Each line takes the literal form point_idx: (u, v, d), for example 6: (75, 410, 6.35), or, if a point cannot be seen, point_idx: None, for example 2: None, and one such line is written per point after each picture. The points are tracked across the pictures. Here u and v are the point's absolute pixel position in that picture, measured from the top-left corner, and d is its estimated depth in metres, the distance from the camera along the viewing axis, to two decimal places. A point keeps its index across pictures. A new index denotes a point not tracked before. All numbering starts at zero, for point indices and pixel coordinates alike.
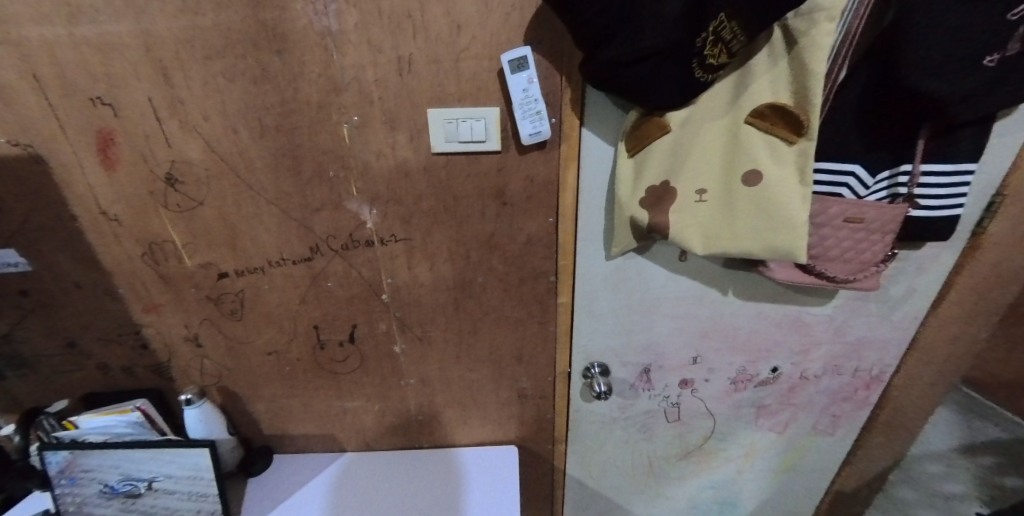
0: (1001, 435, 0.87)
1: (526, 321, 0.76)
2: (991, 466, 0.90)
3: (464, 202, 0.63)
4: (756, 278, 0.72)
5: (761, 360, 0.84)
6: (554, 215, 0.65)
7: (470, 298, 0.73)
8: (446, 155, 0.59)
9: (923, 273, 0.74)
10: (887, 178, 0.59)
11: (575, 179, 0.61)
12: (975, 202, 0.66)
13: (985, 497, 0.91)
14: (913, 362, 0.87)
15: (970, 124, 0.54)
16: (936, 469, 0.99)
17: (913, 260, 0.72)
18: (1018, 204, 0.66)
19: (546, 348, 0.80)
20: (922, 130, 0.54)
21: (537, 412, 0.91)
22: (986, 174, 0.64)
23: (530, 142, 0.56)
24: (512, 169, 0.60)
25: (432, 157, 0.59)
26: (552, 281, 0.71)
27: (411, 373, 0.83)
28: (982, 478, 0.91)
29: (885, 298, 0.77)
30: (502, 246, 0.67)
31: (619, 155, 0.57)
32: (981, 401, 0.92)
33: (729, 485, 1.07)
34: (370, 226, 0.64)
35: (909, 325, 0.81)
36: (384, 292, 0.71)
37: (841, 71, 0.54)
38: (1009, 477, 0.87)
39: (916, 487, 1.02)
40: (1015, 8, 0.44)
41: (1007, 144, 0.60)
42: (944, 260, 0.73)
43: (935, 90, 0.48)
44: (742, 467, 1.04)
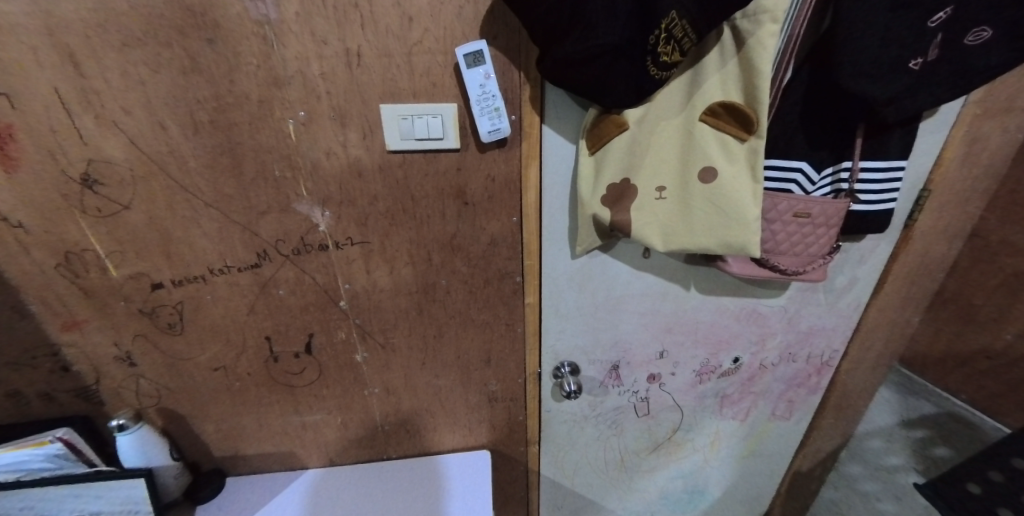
0: (933, 410, 0.93)
1: (493, 323, 0.74)
2: (922, 439, 0.95)
3: (424, 202, 0.60)
4: (715, 272, 0.74)
5: (723, 352, 0.86)
6: (517, 215, 0.63)
7: (434, 302, 0.70)
8: (402, 154, 0.56)
9: (864, 264, 0.79)
10: (830, 174, 0.63)
11: (537, 177, 0.60)
12: (907, 197, 0.71)
13: (921, 467, 0.95)
14: (857, 347, 0.93)
15: (898, 124, 0.58)
16: (879, 444, 1.07)
17: (855, 251, 0.77)
18: (942, 197, 0.71)
19: (514, 350, 0.79)
20: (859, 128, 0.58)
21: (507, 415, 0.90)
22: (914, 170, 0.69)
23: (490, 140, 0.54)
24: (472, 168, 0.58)
25: (387, 156, 0.56)
26: (517, 281, 0.70)
27: (375, 381, 0.79)
28: (917, 450, 0.96)
29: (831, 288, 0.81)
30: (466, 247, 0.65)
31: (580, 152, 0.56)
32: (913, 379, 0.99)
33: (697, 474, 1.10)
34: (323, 228, 0.61)
35: (853, 312, 0.86)
36: (341, 299, 0.67)
37: (787, 71, 0.56)
38: (938, 448, 0.92)
39: (864, 462, 1.11)
40: (934, 15, 0.47)
41: (931, 142, 0.65)
42: (881, 251, 0.78)
43: (870, 91, 0.50)
44: (708, 455, 1.07)
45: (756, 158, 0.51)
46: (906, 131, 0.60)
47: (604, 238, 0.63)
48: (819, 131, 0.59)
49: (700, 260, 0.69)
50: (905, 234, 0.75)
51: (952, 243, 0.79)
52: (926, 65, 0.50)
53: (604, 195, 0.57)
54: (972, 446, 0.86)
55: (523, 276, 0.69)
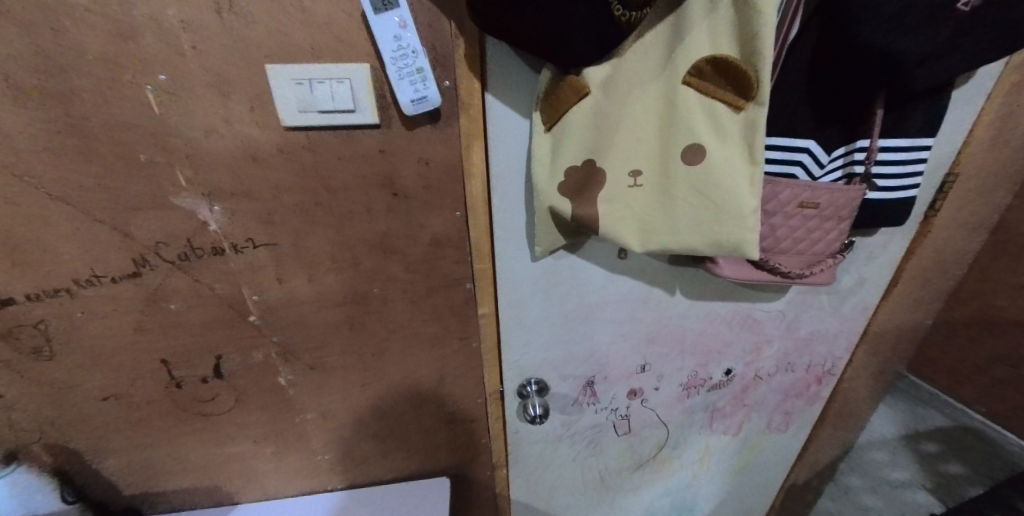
0: (945, 423, 0.85)
1: (443, 338, 0.63)
2: (934, 453, 0.88)
3: (342, 194, 0.48)
4: (703, 274, 0.64)
5: (712, 362, 0.76)
6: (461, 209, 0.52)
7: (369, 315, 0.58)
8: (307, 132, 0.44)
9: (873, 262, 0.68)
10: (842, 155, 0.52)
11: (484, 162, 0.48)
12: (928, 184, 0.61)
13: (931, 484, 0.88)
14: (861, 353, 0.83)
15: (924, 93, 0.47)
16: (881, 456, 0.98)
17: (863, 247, 0.66)
18: (966, 185, 0.61)
19: (472, 367, 0.68)
20: (878, 106, 0.46)
21: (470, 437, 0.78)
22: (937, 151, 0.58)
23: (416, 112, 0.43)
24: (400, 150, 0.46)
25: (287, 135, 0.44)
26: (469, 289, 0.58)
27: (308, 406, 0.67)
28: (927, 464, 0.89)
29: (835, 290, 0.71)
30: (402, 249, 0.53)
31: (535, 129, 0.45)
32: (921, 387, 0.90)
33: (685, 490, 1.00)
34: (215, 229, 0.48)
35: (859, 316, 0.76)
36: (252, 313, 0.56)
37: (793, 28, 0.44)
38: (952, 464, 0.85)
39: (866, 474, 1.02)
40: None
41: (959, 118, 0.55)
42: (894, 247, 0.67)
43: (895, 45, 0.39)
44: (697, 471, 0.97)
45: (755, 134, 0.39)
46: (935, 104, 0.49)
47: (568, 236, 0.52)
48: (829, 110, 0.47)
49: (685, 262, 0.58)
50: (921, 227, 0.65)
51: (973, 238, 0.69)
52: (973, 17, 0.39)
53: (563, 183, 0.45)
54: (994, 467, 0.78)
55: (475, 282, 0.58)
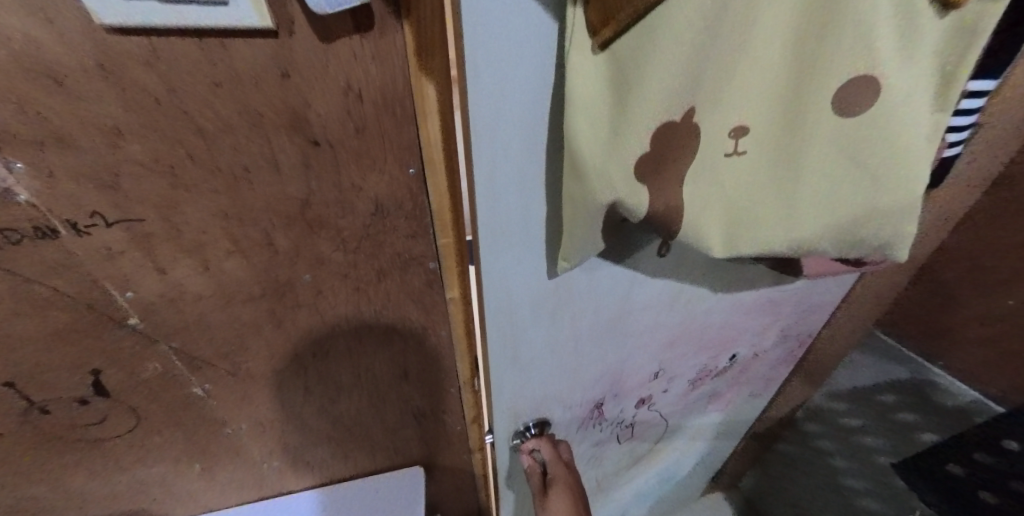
0: (907, 376, 0.74)
1: (404, 330, 0.50)
2: (891, 403, 0.79)
3: (231, 143, 0.32)
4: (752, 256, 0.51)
5: (723, 351, 0.70)
6: (414, 164, 0.37)
7: (300, 308, 0.44)
8: (136, 40, 0.25)
9: None
10: None
11: (444, 96, 0.33)
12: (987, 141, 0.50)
13: (885, 432, 0.83)
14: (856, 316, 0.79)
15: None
16: (840, 406, 0.91)
17: None
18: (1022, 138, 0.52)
19: (441, 358, 0.56)
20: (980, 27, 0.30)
21: (443, 430, 0.69)
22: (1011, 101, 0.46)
23: (337, 11, 0.25)
24: (311, 73, 0.30)
25: (103, 46, 0.25)
26: (432, 270, 0.45)
27: (237, 418, 0.54)
28: (882, 416, 0.82)
29: None
30: (335, 221, 0.39)
31: (573, 41, 0.22)
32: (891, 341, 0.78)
33: (673, 466, 0.98)
34: (27, 198, 0.30)
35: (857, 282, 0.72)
36: (128, 316, 0.40)
37: None
38: (906, 413, 0.77)
39: (820, 420, 0.96)
40: None
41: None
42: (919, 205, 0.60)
43: None
44: (685, 448, 0.95)
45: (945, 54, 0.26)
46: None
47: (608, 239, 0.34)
48: None
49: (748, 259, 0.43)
50: (964, 177, 0.55)
51: None
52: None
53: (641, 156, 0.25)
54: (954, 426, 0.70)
55: (438, 262, 0.45)
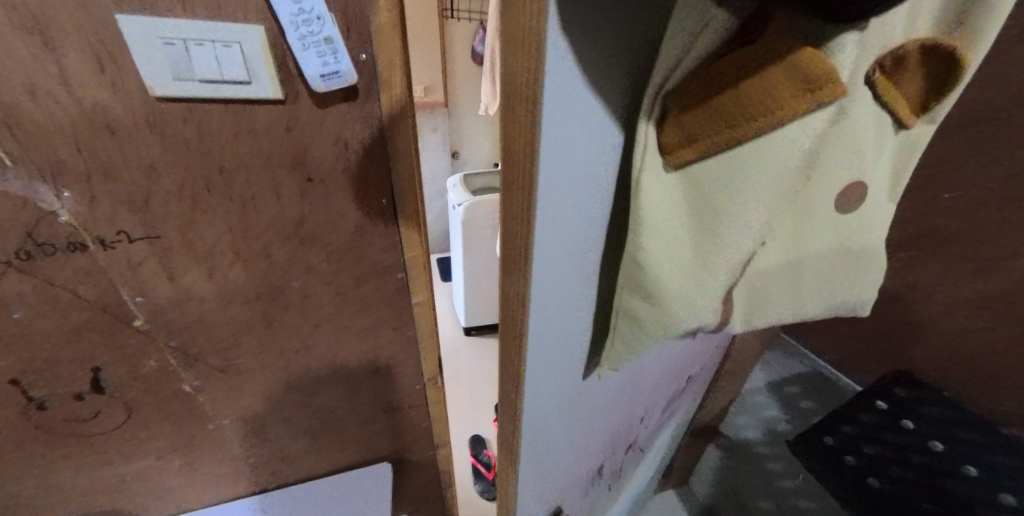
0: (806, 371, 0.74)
1: (377, 330, 0.59)
2: (796, 393, 0.92)
3: (242, 177, 0.41)
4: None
5: (686, 373, 0.81)
6: (388, 195, 0.47)
7: (288, 310, 0.52)
8: (181, 103, 0.35)
9: None
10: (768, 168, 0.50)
11: (412, 145, 0.44)
12: None
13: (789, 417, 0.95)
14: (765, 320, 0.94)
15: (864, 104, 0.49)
16: (760, 399, 1.05)
17: None
18: None
19: (409, 355, 0.65)
20: None
21: (410, 424, 0.76)
22: None
23: (328, 87, 0.37)
24: (311, 127, 0.40)
25: (156, 107, 0.35)
26: (401, 278, 0.55)
27: (222, 411, 0.60)
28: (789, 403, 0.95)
29: None
30: (322, 238, 0.48)
31: (648, 163, 0.24)
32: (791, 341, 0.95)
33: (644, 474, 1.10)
34: (69, 218, 0.38)
35: None
36: (136, 317, 0.47)
37: None
38: (807, 400, 0.89)
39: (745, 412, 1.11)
40: None
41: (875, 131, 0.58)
42: None
43: None
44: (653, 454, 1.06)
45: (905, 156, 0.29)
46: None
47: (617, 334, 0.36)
48: None
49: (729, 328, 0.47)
50: None
51: None
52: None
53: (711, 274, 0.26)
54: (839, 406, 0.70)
55: (406, 272, 0.55)
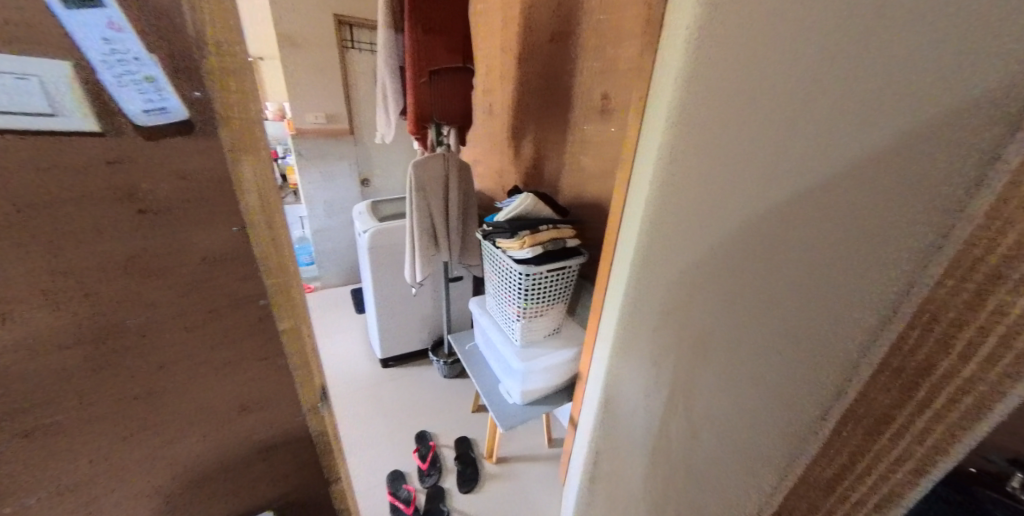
0: None
1: (243, 362, 0.57)
2: None
3: (55, 210, 0.40)
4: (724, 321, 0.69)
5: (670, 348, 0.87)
6: (240, 223, 0.49)
7: (123, 351, 0.49)
8: None
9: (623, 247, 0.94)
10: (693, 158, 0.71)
11: (257, 175, 0.47)
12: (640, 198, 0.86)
13: None
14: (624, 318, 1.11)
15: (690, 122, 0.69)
16: None
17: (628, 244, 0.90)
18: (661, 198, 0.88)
19: (282, 387, 0.63)
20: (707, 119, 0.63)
21: (295, 464, 0.72)
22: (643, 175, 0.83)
23: (152, 122, 0.41)
24: (139, 159, 0.42)
25: None
26: (264, 306, 0.54)
27: (32, 489, 0.51)
28: None
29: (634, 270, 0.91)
30: (162, 271, 0.47)
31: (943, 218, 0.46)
32: None
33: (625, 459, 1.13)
34: None
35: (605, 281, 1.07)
36: None
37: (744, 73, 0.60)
38: None
39: None
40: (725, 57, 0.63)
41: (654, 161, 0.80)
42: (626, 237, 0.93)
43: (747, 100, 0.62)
44: None
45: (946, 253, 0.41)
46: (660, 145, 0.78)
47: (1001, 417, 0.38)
48: None
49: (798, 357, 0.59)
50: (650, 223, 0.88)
51: None
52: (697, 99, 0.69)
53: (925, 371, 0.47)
54: None
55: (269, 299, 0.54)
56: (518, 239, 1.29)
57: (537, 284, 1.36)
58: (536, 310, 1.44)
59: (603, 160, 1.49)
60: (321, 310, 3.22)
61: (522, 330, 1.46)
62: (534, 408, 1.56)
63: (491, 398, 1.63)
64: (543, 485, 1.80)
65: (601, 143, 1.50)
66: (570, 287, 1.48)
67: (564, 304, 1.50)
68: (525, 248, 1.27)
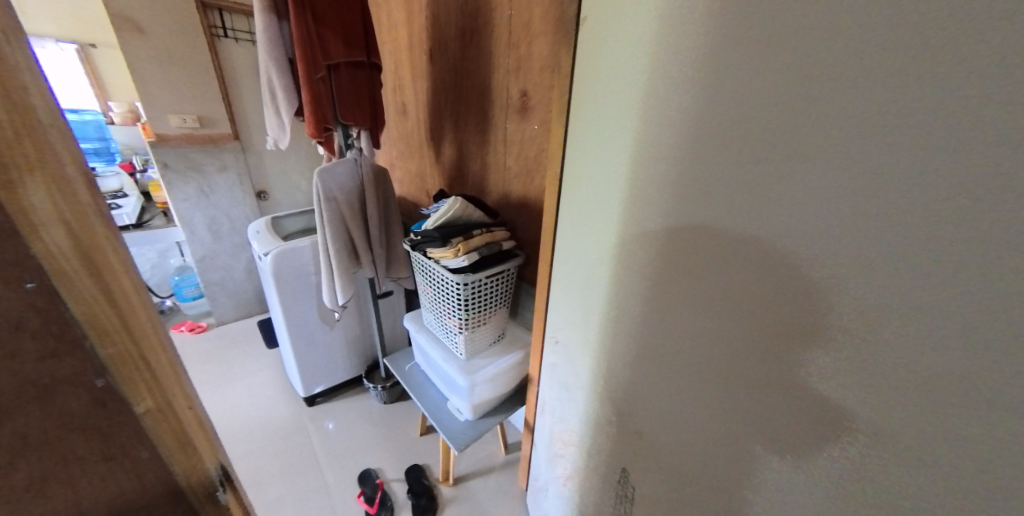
0: None
1: (78, 462, 0.46)
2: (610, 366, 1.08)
3: None
4: (700, 307, 0.64)
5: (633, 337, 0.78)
6: (34, 280, 0.39)
7: None
8: None
9: (567, 243, 0.93)
10: (652, 137, 0.66)
11: (55, 208, 0.38)
12: (577, 196, 0.87)
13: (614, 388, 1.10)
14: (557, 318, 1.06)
15: (647, 94, 0.65)
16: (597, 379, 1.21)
17: (581, 237, 0.88)
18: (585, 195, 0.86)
19: (140, 482, 0.51)
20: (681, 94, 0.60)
21: None
22: (584, 171, 0.83)
23: None
24: None
25: None
26: (100, 387, 0.45)
27: None
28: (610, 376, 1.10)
29: (590, 261, 0.86)
30: None
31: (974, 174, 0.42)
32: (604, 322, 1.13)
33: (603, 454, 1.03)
34: None
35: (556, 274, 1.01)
36: None
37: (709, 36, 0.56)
38: None
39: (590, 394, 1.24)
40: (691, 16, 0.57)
41: (594, 152, 0.80)
42: (567, 234, 0.92)
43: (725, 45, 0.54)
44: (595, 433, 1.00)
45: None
46: (603, 138, 0.76)
47: None
48: None
49: (800, 344, 0.53)
50: (585, 221, 0.86)
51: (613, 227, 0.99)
52: (629, 84, 0.68)
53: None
54: None
55: (110, 374, 0.46)
56: (451, 247, 1.17)
57: (476, 292, 1.26)
58: (477, 320, 1.33)
59: (524, 157, 1.42)
60: (223, 349, 2.78)
61: (465, 342, 1.35)
62: (485, 422, 1.45)
63: (437, 420, 1.49)
64: (502, 499, 1.72)
65: (519, 144, 1.43)
66: (510, 291, 1.40)
67: (504, 309, 1.42)
68: (461, 255, 1.16)
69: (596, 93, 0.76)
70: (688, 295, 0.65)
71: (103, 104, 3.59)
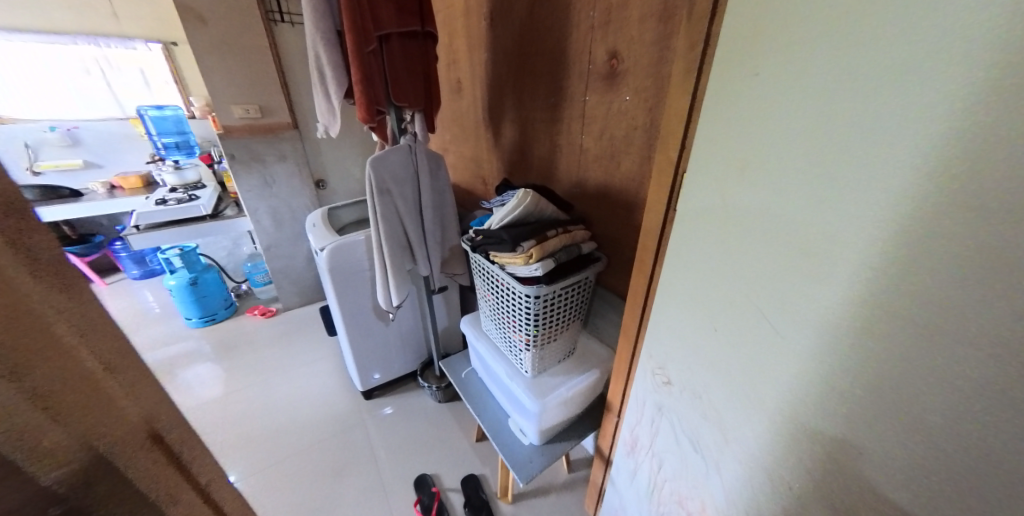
0: None
1: None
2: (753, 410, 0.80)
3: None
4: (955, 345, 0.42)
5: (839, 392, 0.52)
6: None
7: None
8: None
9: (699, 251, 0.68)
10: (951, 88, 0.39)
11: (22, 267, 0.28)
12: (724, 185, 0.62)
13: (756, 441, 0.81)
14: (661, 342, 0.80)
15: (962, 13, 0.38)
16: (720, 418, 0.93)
17: (731, 242, 0.63)
18: (736, 186, 0.60)
19: None
20: None
21: None
22: (747, 149, 0.58)
23: None
24: None
25: None
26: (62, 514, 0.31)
27: None
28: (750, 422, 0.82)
29: (750, 275, 0.61)
30: None
31: None
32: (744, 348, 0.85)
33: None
34: None
35: (672, 290, 0.75)
36: None
37: None
38: None
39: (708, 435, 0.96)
40: None
41: (773, 122, 0.54)
42: (700, 239, 0.68)
43: None
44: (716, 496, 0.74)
45: None
46: (794, 97, 0.51)
47: None
48: None
49: None
50: (734, 224, 0.61)
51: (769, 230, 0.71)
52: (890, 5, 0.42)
53: None
54: None
55: (76, 497, 0.32)
56: (522, 252, 0.95)
57: (549, 304, 1.03)
58: (547, 336, 1.11)
59: (611, 138, 1.17)
60: (287, 335, 2.84)
61: (533, 359, 1.14)
62: (553, 448, 1.24)
63: (499, 439, 1.31)
64: None
65: (606, 118, 1.17)
66: (586, 300, 1.16)
67: (579, 323, 1.19)
68: (533, 263, 0.94)
69: (777, 34, 0.51)
70: (983, 346, 0.40)
71: (185, 99, 3.77)
